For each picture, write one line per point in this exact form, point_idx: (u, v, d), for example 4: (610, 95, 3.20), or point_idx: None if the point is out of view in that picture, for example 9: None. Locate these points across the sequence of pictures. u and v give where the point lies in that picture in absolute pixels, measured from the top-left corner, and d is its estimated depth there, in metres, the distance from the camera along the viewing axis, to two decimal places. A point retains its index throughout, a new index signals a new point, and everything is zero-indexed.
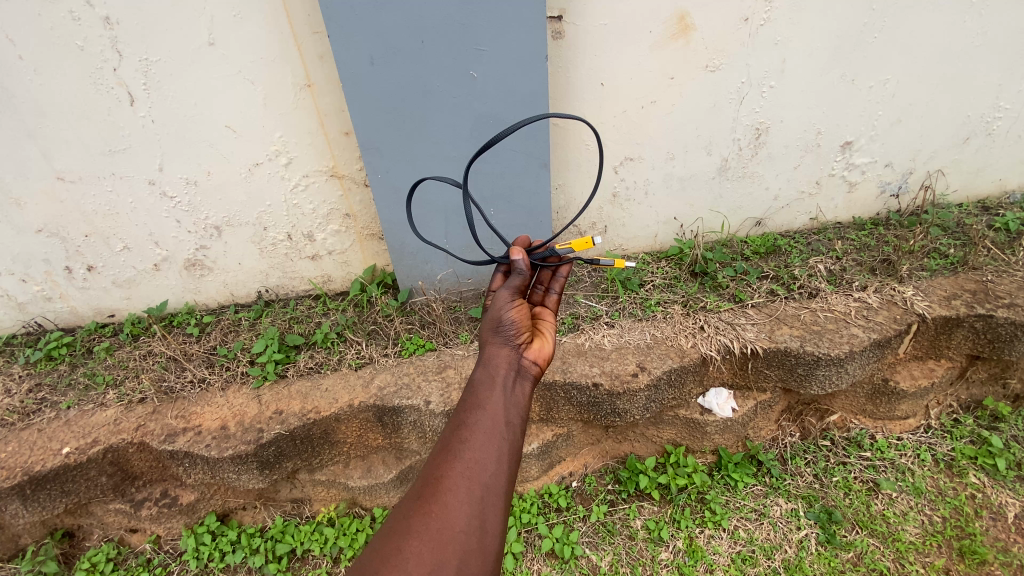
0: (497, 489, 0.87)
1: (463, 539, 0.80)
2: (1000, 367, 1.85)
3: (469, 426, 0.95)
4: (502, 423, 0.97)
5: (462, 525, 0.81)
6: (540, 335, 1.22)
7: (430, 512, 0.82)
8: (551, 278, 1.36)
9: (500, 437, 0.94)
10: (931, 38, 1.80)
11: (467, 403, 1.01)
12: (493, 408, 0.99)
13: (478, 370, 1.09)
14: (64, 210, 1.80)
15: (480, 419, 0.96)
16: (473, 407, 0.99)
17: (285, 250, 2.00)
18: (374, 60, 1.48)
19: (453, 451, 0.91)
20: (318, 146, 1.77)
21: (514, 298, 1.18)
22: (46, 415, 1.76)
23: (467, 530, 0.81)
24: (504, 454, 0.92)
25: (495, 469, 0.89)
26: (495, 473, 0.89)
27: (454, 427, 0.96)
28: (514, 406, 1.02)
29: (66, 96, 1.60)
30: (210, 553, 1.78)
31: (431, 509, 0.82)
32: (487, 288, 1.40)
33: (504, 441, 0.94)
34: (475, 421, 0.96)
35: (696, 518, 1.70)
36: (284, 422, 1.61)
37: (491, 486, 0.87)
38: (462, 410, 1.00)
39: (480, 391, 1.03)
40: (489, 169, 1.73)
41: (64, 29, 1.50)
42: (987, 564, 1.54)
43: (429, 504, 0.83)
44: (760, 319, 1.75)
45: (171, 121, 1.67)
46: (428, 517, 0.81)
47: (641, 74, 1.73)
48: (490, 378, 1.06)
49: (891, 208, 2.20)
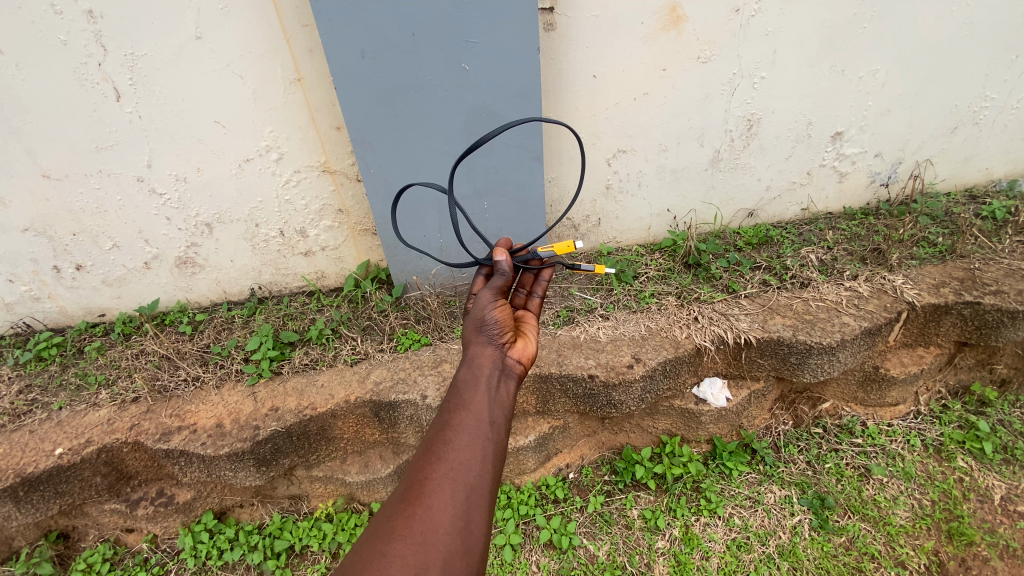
0: (481, 489, 0.87)
1: (447, 541, 0.79)
2: (987, 353, 1.88)
3: (453, 426, 0.95)
4: (486, 423, 0.97)
5: (446, 527, 0.80)
6: (523, 335, 1.22)
7: (414, 515, 0.81)
8: (534, 282, 1.36)
9: (485, 437, 0.95)
10: (919, 28, 1.81)
11: (450, 404, 1.01)
12: (477, 407, 0.99)
13: (462, 370, 1.09)
14: (50, 208, 1.77)
15: (464, 419, 0.96)
16: (457, 408, 0.99)
17: (277, 247, 1.99)
18: (366, 54, 1.47)
19: (437, 452, 0.90)
20: (308, 141, 1.75)
21: (497, 299, 1.19)
22: (37, 416, 1.74)
23: (450, 532, 0.81)
24: (487, 454, 0.92)
25: (479, 470, 0.89)
26: (478, 473, 0.89)
27: (438, 429, 0.96)
28: (499, 406, 1.02)
29: (48, 91, 1.57)
30: (208, 551, 1.78)
31: (416, 511, 0.81)
32: (468, 291, 1.38)
33: (488, 441, 0.94)
34: (459, 422, 0.96)
35: (691, 507, 1.72)
36: (281, 418, 1.61)
37: (475, 486, 0.87)
38: (446, 410, 0.99)
39: (464, 392, 1.03)
40: (480, 162, 1.73)
41: (46, 24, 1.47)
42: (975, 545, 1.58)
43: (413, 506, 0.82)
44: (753, 309, 1.76)
45: (158, 117, 1.64)
46: (411, 519, 0.80)
47: (633, 66, 1.73)
48: (474, 378, 1.06)
49: (880, 198, 2.22)
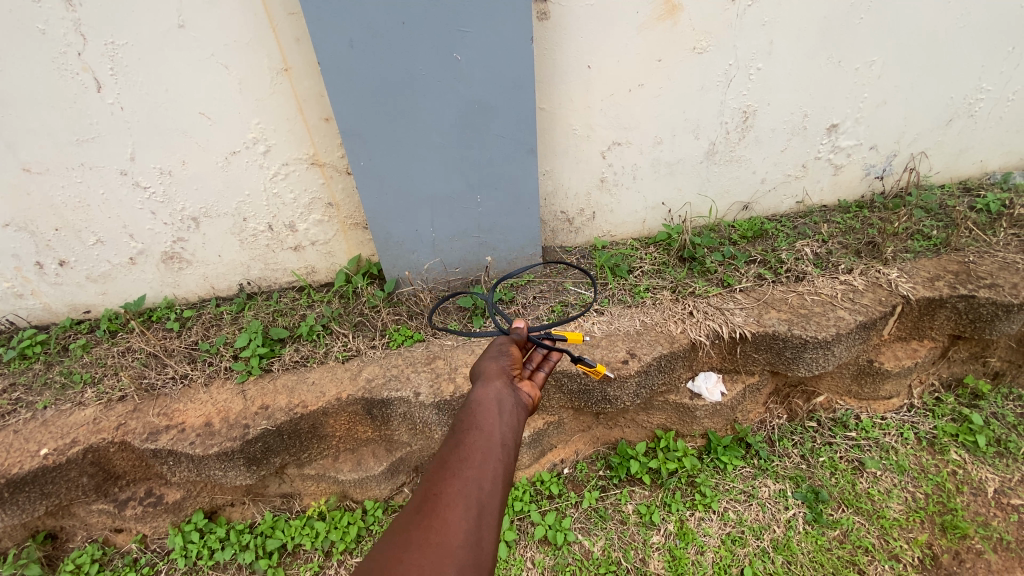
0: (494, 506, 0.83)
1: (461, 555, 0.74)
2: (980, 346, 1.89)
3: (466, 445, 0.92)
4: (499, 444, 0.95)
5: (460, 540, 0.76)
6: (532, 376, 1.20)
7: (428, 525, 0.76)
8: (542, 358, 1.23)
9: (497, 458, 0.92)
10: (916, 19, 1.79)
11: (463, 424, 0.99)
12: (490, 428, 0.97)
13: (474, 393, 1.07)
14: (31, 203, 1.72)
15: (477, 438, 0.94)
16: (469, 428, 0.97)
17: (266, 242, 1.95)
18: (355, 43, 1.43)
19: (451, 468, 0.87)
20: (297, 133, 1.71)
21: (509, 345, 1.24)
22: (22, 416, 1.71)
23: (464, 545, 0.76)
24: (499, 474, 0.89)
25: (491, 488, 0.86)
26: (491, 491, 0.85)
27: (450, 447, 0.93)
28: (510, 429, 1.00)
29: (26, 81, 1.52)
30: (198, 551, 1.75)
31: (431, 522, 0.77)
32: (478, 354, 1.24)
33: (501, 462, 0.92)
34: (472, 441, 0.94)
35: (686, 501, 1.72)
36: (270, 417, 1.58)
37: (488, 503, 0.83)
38: (458, 430, 0.97)
39: (477, 413, 1.01)
40: (474, 156, 1.69)
41: (22, 12, 1.42)
42: (968, 538, 1.59)
43: (428, 517, 0.78)
44: (748, 303, 1.75)
45: (141, 109, 1.60)
46: (427, 530, 0.76)
47: (628, 57, 1.70)
48: (485, 400, 1.04)
49: (875, 190, 2.22)
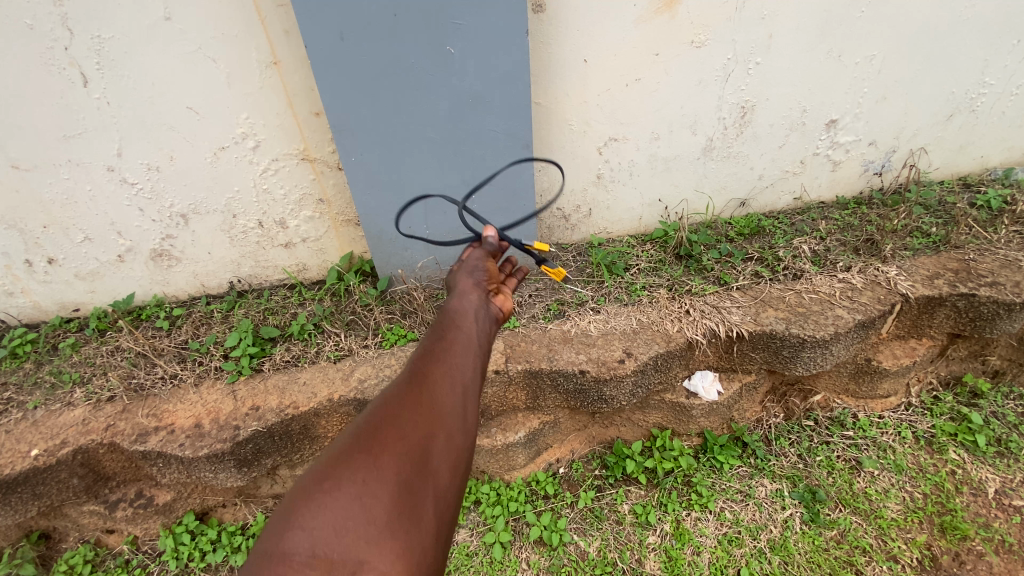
0: (474, 388, 0.93)
1: (447, 423, 0.85)
2: (980, 345, 1.87)
3: (448, 339, 1.00)
4: (478, 340, 1.03)
5: (446, 412, 0.86)
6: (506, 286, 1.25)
7: (417, 399, 0.86)
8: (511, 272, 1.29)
9: (476, 350, 1.01)
10: (918, 12, 1.77)
11: (444, 321, 1.05)
12: (469, 326, 1.04)
13: (453, 297, 1.13)
14: (18, 199, 1.69)
15: (457, 333, 1.02)
16: (450, 325, 1.04)
17: (256, 238, 1.92)
18: (345, 36, 1.40)
19: (435, 355, 0.95)
20: (286, 128, 1.67)
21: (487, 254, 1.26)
22: (11, 416, 1.68)
23: (449, 416, 0.87)
24: (478, 363, 0.99)
25: (472, 373, 0.95)
26: (471, 376, 0.95)
27: (433, 339, 1.00)
28: (487, 330, 1.08)
29: (11, 75, 1.48)
30: (190, 552, 1.73)
31: (420, 396, 0.86)
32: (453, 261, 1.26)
33: (479, 354, 1.00)
34: (453, 334, 1.01)
35: (682, 501, 1.71)
36: (262, 418, 1.56)
37: (469, 385, 0.93)
38: (439, 327, 1.03)
39: (455, 313, 1.07)
40: (467, 151, 1.66)
41: (6, 4, 1.38)
42: (968, 539, 1.58)
43: (416, 392, 0.87)
44: (745, 302, 1.73)
45: (127, 104, 1.56)
46: (417, 403, 0.85)
47: (625, 51, 1.66)
48: (464, 303, 1.10)
49: (874, 186, 2.20)
